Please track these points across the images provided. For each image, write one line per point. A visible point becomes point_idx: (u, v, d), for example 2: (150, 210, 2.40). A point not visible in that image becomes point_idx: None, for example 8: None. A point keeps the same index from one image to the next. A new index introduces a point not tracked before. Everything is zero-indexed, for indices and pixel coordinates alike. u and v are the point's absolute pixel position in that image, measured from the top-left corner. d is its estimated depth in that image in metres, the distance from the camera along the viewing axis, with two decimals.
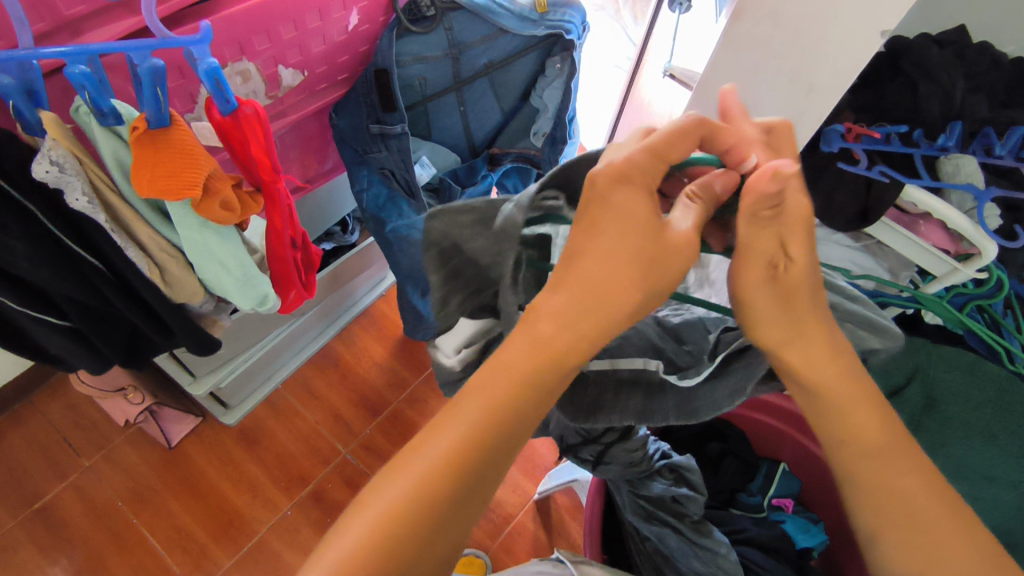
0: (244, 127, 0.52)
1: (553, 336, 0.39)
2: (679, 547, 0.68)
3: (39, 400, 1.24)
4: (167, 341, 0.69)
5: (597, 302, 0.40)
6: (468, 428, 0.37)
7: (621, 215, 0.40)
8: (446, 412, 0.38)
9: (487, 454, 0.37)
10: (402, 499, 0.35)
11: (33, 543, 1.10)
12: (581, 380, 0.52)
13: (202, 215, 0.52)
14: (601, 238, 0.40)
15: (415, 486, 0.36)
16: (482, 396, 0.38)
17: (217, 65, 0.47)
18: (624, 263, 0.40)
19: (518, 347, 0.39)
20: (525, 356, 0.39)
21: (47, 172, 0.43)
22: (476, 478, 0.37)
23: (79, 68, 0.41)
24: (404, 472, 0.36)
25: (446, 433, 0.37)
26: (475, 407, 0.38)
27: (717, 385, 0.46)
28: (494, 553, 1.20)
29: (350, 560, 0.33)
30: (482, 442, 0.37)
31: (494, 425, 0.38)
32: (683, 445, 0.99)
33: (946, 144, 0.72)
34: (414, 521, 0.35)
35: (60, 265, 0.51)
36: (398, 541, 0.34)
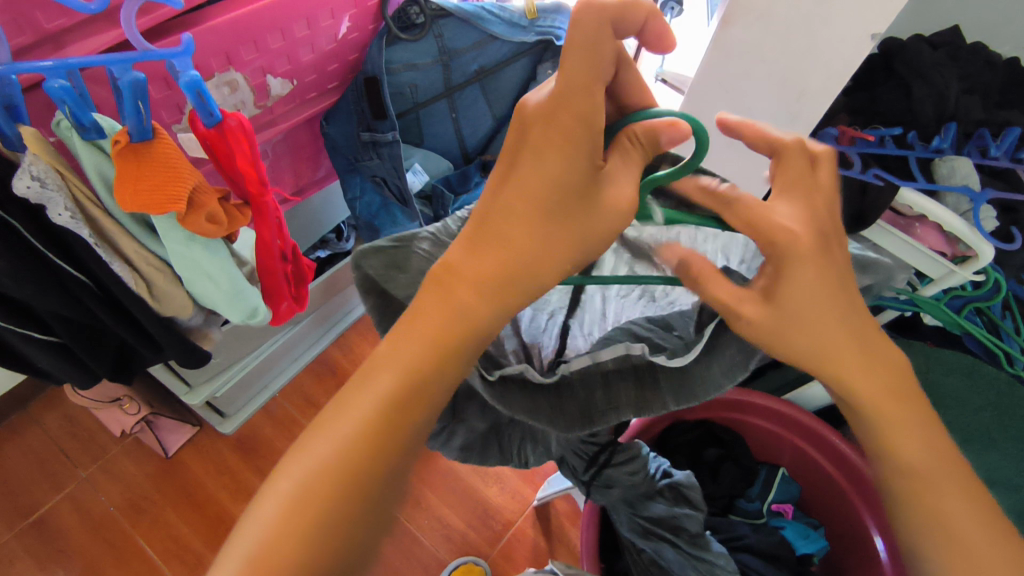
0: (230, 139, 0.51)
1: (469, 301, 0.36)
2: (677, 560, 0.67)
3: (36, 412, 1.24)
4: (156, 355, 0.68)
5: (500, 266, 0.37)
6: (379, 400, 0.34)
7: (541, 177, 0.37)
8: (355, 385, 0.35)
9: (399, 428, 0.34)
10: (311, 478, 0.32)
11: (29, 557, 1.09)
12: (566, 384, 0.48)
13: (188, 229, 0.52)
14: (520, 198, 0.37)
15: (325, 463, 0.32)
16: (395, 364, 0.35)
17: (200, 77, 0.46)
18: (522, 225, 0.37)
19: (428, 318, 0.36)
20: (438, 319, 0.36)
21: (29, 188, 0.43)
22: (387, 460, 0.34)
23: (58, 82, 0.41)
24: (311, 451, 0.33)
25: (356, 405, 0.34)
26: (388, 382, 0.35)
27: (711, 360, 0.44)
28: (494, 560, 1.20)
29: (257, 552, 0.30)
30: (391, 418, 0.34)
31: (397, 411, 0.34)
32: (683, 451, 0.96)
33: (941, 145, 0.71)
34: (325, 503, 0.31)
35: (43, 281, 0.51)
36: (309, 527, 0.31)
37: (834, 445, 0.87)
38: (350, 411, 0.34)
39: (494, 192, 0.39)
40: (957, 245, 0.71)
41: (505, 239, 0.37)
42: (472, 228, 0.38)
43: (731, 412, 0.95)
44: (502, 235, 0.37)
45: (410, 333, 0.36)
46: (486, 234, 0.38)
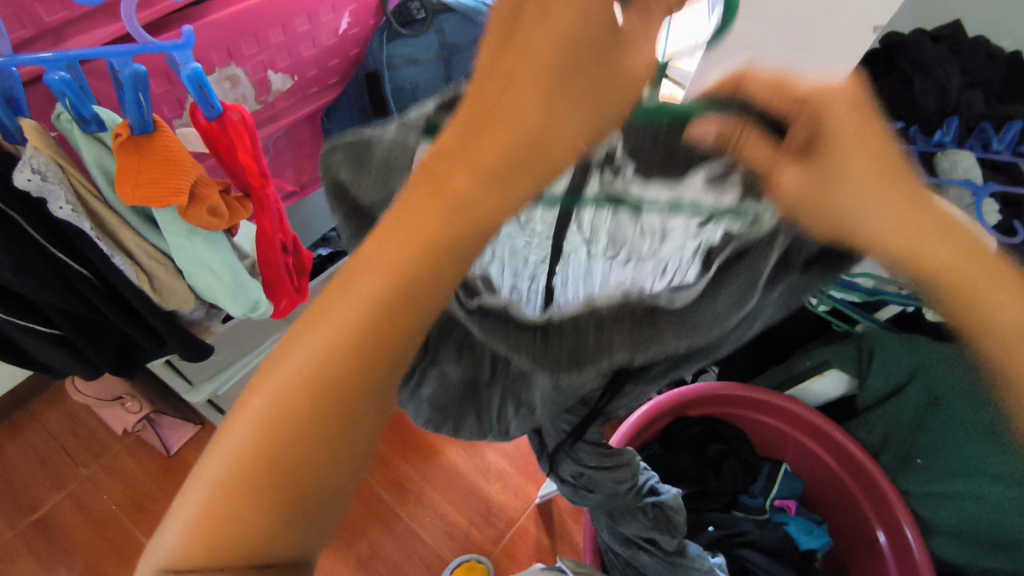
0: (231, 132, 0.51)
1: (468, 193, 0.25)
2: (650, 563, 0.70)
3: (39, 410, 1.26)
4: (157, 349, 0.68)
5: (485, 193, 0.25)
6: (359, 309, 0.26)
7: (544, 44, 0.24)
8: (336, 289, 0.27)
9: (382, 346, 0.27)
10: (285, 399, 0.26)
11: (32, 554, 1.12)
12: (553, 328, 0.39)
13: (190, 222, 0.52)
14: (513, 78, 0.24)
15: (303, 378, 0.26)
16: (376, 268, 0.26)
17: (200, 69, 0.46)
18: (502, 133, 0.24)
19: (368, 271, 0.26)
20: (433, 216, 0.25)
21: (30, 180, 0.43)
22: (329, 437, 0.27)
23: (58, 74, 0.41)
24: (289, 361, 0.27)
25: (332, 315, 0.26)
26: (354, 306, 0.26)
27: (715, 297, 0.33)
28: (496, 557, 1.20)
29: (228, 485, 0.26)
30: (312, 396, 0.26)
31: (375, 326, 0.26)
32: (685, 448, 0.95)
33: (943, 140, 0.73)
34: (301, 438, 0.27)
35: (44, 275, 0.51)
36: (276, 471, 0.27)
37: (838, 442, 0.87)
38: (268, 385, 0.27)
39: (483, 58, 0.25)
40: None
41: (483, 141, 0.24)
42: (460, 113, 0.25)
43: (733, 408, 0.94)
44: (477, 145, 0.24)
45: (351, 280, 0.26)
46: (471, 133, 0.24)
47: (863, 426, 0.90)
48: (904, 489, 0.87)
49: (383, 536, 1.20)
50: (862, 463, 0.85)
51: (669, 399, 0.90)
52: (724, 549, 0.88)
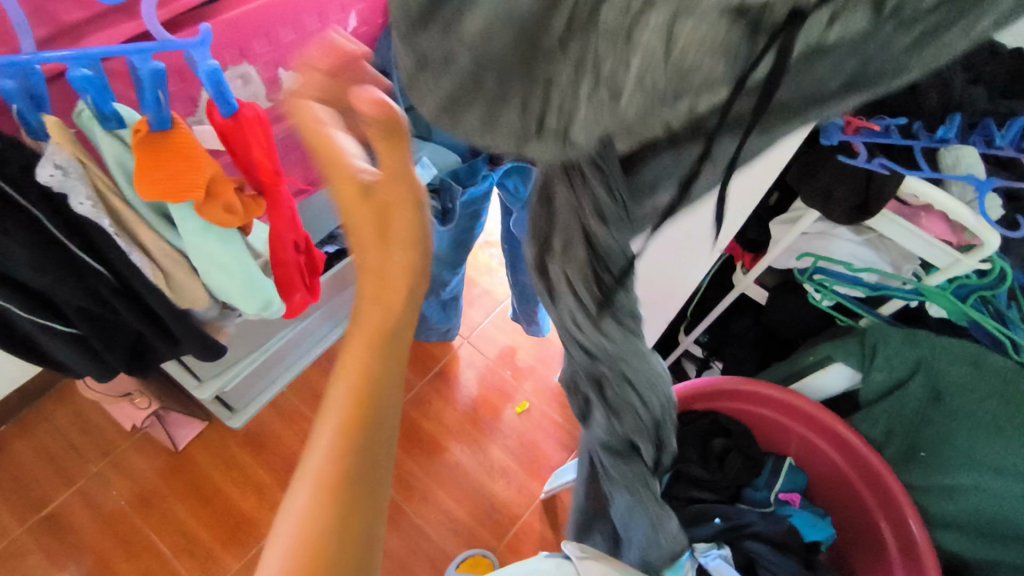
0: (246, 129, 0.52)
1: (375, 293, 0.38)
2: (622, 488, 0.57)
3: (47, 407, 1.27)
4: (171, 348, 0.69)
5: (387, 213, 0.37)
6: (361, 368, 0.39)
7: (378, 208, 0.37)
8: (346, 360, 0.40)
9: (383, 381, 0.40)
10: (335, 450, 0.38)
11: (41, 550, 1.14)
12: None
13: (204, 218, 0.53)
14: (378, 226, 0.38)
15: (339, 432, 0.38)
16: (368, 337, 0.39)
17: (218, 67, 0.47)
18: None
19: (354, 365, 0.39)
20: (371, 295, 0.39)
21: (52, 176, 0.45)
22: (364, 463, 0.39)
23: (81, 71, 0.42)
24: (328, 422, 0.39)
25: (346, 377, 0.39)
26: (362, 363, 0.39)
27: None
28: (501, 552, 1.21)
29: (307, 527, 0.37)
30: (349, 464, 0.38)
31: (378, 366, 0.39)
32: (692, 440, 0.94)
33: (946, 135, 0.69)
34: (349, 471, 0.38)
35: (64, 272, 0.52)
36: (340, 496, 0.38)
37: (841, 435, 0.88)
38: (311, 467, 0.38)
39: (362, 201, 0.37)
40: (962, 234, 0.72)
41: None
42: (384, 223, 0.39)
43: (734, 401, 0.95)
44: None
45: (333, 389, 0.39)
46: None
47: (865, 421, 0.90)
48: (908, 482, 0.88)
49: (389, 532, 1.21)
50: (866, 458, 0.86)
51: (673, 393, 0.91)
52: (728, 541, 0.90)
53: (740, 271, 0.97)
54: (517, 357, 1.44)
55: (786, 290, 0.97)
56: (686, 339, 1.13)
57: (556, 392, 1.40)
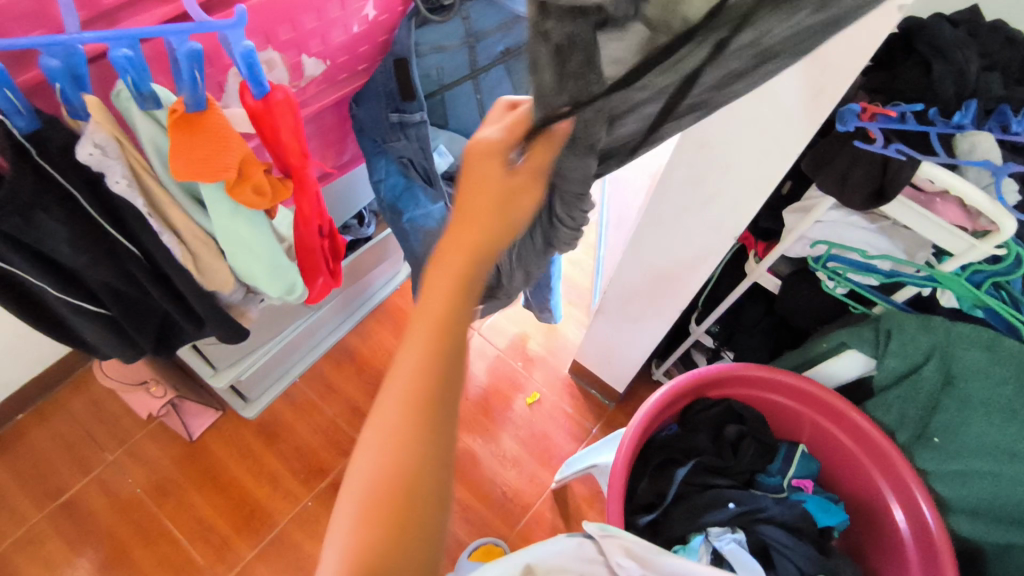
0: (276, 111, 0.53)
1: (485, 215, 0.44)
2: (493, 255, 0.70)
3: (63, 396, 1.29)
4: (196, 329, 0.71)
5: (490, 165, 0.44)
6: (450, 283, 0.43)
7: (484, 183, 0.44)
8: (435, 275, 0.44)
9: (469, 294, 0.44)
10: (426, 361, 0.41)
11: (60, 536, 1.16)
12: None
13: (235, 199, 0.54)
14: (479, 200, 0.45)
15: (429, 338, 0.42)
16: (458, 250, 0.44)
17: (252, 48, 0.48)
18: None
19: (434, 307, 0.43)
20: (479, 221, 0.44)
21: (91, 155, 0.45)
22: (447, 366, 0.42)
23: (122, 51, 0.43)
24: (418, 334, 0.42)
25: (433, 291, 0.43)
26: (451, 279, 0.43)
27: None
28: (512, 541, 1.22)
29: (406, 424, 0.40)
30: (440, 370, 0.41)
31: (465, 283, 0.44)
32: (704, 427, 0.97)
33: (962, 122, 0.70)
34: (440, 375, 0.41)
35: (97, 250, 0.53)
36: (434, 399, 0.41)
37: (855, 422, 0.89)
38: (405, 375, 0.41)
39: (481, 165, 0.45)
40: (978, 220, 0.72)
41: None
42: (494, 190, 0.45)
43: (748, 389, 0.96)
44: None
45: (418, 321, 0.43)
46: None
47: (880, 406, 0.91)
48: (922, 469, 0.88)
49: None
50: (878, 443, 0.87)
51: (689, 379, 0.91)
52: (745, 524, 0.89)
53: (752, 259, 0.98)
54: (527, 348, 1.45)
55: (799, 278, 0.98)
56: (698, 328, 1.14)
57: (566, 382, 1.41)
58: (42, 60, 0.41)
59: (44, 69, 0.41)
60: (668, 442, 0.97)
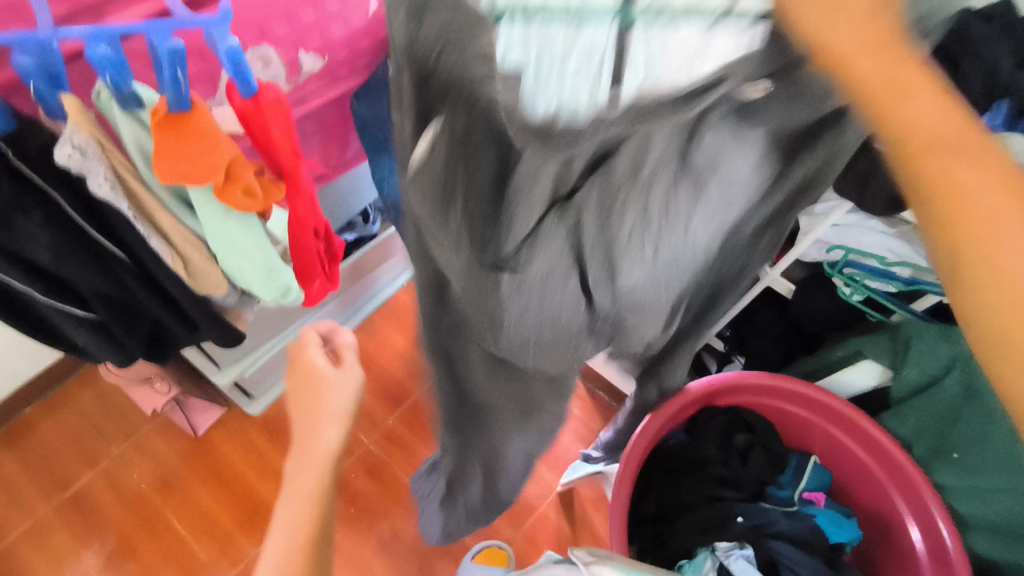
0: (265, 110, 0.51)
1: (326, 417, 0.60)
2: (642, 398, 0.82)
3: (71, 388, 1.29)
4: (189, 332, 0.70)
5: (306, 370, 0.63)
6: (313, 473, 0.57)
7: (308, 381, 0.62)
8: (296, 471, 0.58)
9: (324, 481, 0.58)
10: (299, 536, 0.54)
11: (67, 528, 1.16)
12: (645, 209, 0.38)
13: (225, 202, 0.52)
14: (300, 398, 0.62)
15: (298, 523, 0.55)
16: (311, 456, 0.58)
17: (238, 46, 0.45)
18: (881, 27, 0.23)
19: (297, 513, 0.56)
20: (317, 417, 0.60)
21: (70, 156, 0.44)
22: (311, 539, 0.55)
23: (100, 49, 0.41)
24: (282, 528, 0.55)
25: (299, 485, 0.57)
26: (309, 472, 0.57)
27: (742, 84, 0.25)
28: (517, 544, 1.20)
29: None
30: (311, 545, 0.54)
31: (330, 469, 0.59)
32: (712, 435, 0.92)
33: (994, 123, 0.69)
34: (307, 550, 0.54)
35: (80, 253, 0.52)
36: (308, 561, 0.54)
37: (869, 433, 0.85)
38: (277, 556, 0.53)
39: (294, 375, 0.63)
40: None
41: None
42: (300, 384, 0.62)
43: (758, 397, 0.93)
44: (908, 103, 0.23)
45: (311, 434, 0.59)
46: (938, 149, 0.24)
47: (895, 418, 0.88)
48: (939, 483, 0.85)
49: (404, 519, 1.21)
50: (897, 460, 0.83)
51: (694, 387, 0.89)
52: (752, 538, 0.86)
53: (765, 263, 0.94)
54: None
55: (813, 284, 0.93)
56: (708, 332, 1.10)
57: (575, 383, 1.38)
58: (15, 59, 0.39)
59: (17, 67, 0.40)
60: (675, 453, 0.94)
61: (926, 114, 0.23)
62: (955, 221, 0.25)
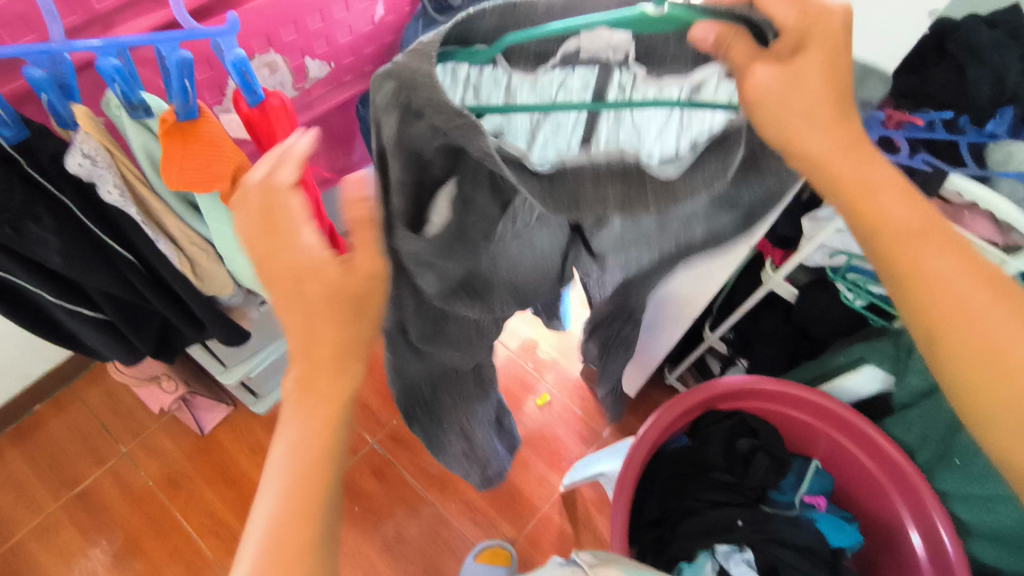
0: (272, 117, 0.51)
1: (327, 335, 0.41)
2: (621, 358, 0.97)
3: (80, 387, 1.31)
4: (197, 332, 0.71)
5: (305, 262, 0.40)
6: (304, 423, 0.41)
7: (301, 276, 0.40)
8: (290, 416, 0.42)
9: (329, 433, 0.42)
10: (280, 512, 0.39)
11: (75, 526, 1.17)
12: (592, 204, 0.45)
13: (231, 207, 0.53)
14: (295, 298, 0.41)
15: (282, 490, 0.40)
16: (306, 399, 0.41)
17: (245, 57, 0.46)
18: (829, 112, 0.38)
19: (286, 477, 0.40)
20: (324, 343, 0.41)
21: (80, 165, 0.45)
22: (308, 514, 0.40)
23: (109, 61, 0.41)
24: (264, 495, 0.40)
25: (286, 439, 0.41)
26: (305, 421, 0.41)
27: (697, 171, 0.38)
28: (520, 545, 1.21)
29: None
30: (314, 510, 0.40)
31: (342, 413, 0.42)
32: (717, 440, 0.92)
33: (995, 131, 0.65)
34: (300, 527, 0.40)
35: (90, 257, 0.53)
36: (303, 536, 0.39)
37: (872, 439, 0.85)
38: (253, 538, 0.39)
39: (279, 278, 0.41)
40: (1010, 233, 0.67)
41: (805, 83, 0.37)
42: (288, 279, 0.41)
43: (762, 401, 0.93)
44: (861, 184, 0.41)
45: (315, 371, 0.41)
46: (906, 234, 0.42)
47: (901, 424, 0.88)
48: (942, 490, 0.85)
49: (409, 520, 1.22)
50: (901, 467, 0.83)
51: (697, 391, 0.89)
52: (755, 543, 0.86)
53: (768, 266, 0.93)
54: (540, 349, 1.43)
55: (819, 288, 0.94)
56: (711, 335, 1.10)
57: (578, 385, 1.39)
58: (27, 71, 0.40)
59: (29, 79, 0.40)
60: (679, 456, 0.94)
61: (893, 207, 0.41)
62: (915, 281, 0.42)
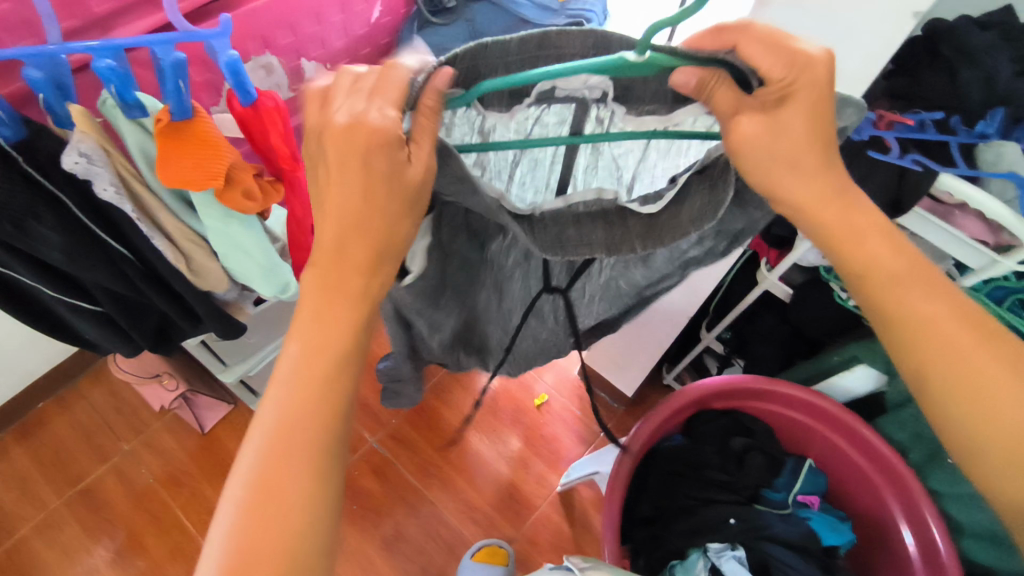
0: (264, 117, 0.52)
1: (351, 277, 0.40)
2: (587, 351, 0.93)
3: (84, 386, 1.33)
4: (194, 328, 0.72)
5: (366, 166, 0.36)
6: (298, 364, 0.40)
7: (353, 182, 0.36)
8: (291, 360, 0.41)
9: (331, 382, 0.40)
10: (269, 457, 0.38)
11: (78, 523, 1.18)
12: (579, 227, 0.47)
13: (225, 205, 0.54)
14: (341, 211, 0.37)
15: (274, 437, 0.39)
16: (309, 340, 0.41)
17: (237, 58, 0.47)
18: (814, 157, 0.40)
19: (285, 419, 0.39)
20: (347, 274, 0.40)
21: (76, 163, 0.46)
22: (306, 462, 0.39)
23: (104, 62, 0.42)
24: (254, 436, 0.39)
25: (282, 385, 0.40)
26: (302, 359, 0.40)
27: (682, 205, 0.41)
28: (518, 544, 1.21)
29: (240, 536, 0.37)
30: (302, 456, 0.39)
31: (346, 356, 0.41)
32: (709, 440, 0.94)
33: (986, 131, 0.66)
34: (288, 470, 0.38)
35: (88, 253, 0.54)
36: (289, 484, 0.38)
37: (865, 438, 0.86)
38: (237, 478, 0.38)
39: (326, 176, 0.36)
40: (1000, 233, 0.67)
41: (786, 133, 0.38)
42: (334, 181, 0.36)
43: (756, 401, 0.94)
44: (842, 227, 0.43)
45: (323, 319, 0.41)
46: (890, 278, 0.43)
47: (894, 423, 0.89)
48: (936, 489, 0.85)
49: (408, 519, 1.23)
50: (894, 467, 0.84)
51: (692, 389, 0.90)
52: (745, 541, 0.86)
53: (764, 266, 0.94)
54: None
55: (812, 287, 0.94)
56: (709, 335, 1.11)
57: (577, 385, 1.39)
58: (25, 72, 0.41)
59: (27, 80, 0.42)
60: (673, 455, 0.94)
61: (873, 249, 0.43)
62: (900, 324, 0.44)
